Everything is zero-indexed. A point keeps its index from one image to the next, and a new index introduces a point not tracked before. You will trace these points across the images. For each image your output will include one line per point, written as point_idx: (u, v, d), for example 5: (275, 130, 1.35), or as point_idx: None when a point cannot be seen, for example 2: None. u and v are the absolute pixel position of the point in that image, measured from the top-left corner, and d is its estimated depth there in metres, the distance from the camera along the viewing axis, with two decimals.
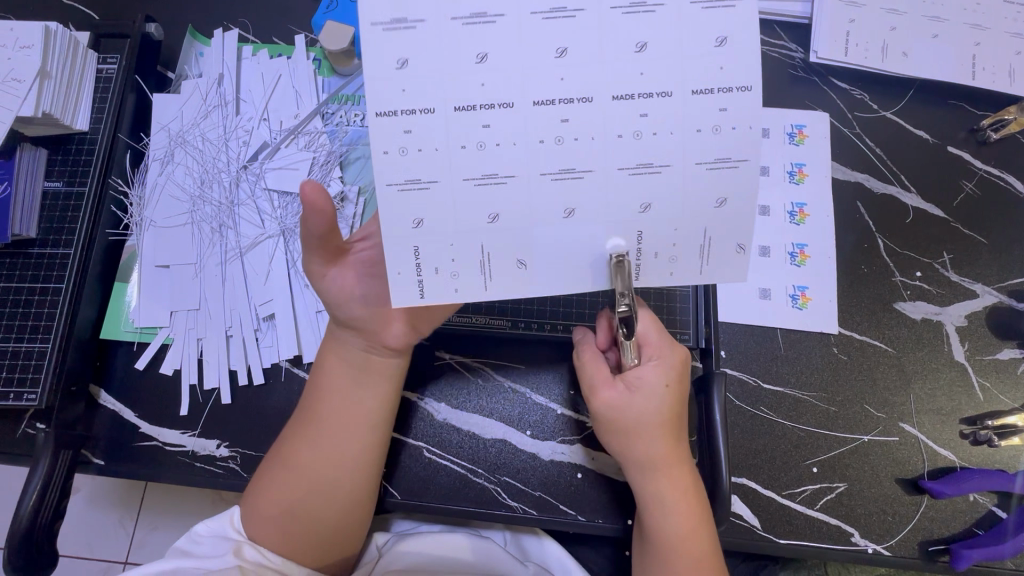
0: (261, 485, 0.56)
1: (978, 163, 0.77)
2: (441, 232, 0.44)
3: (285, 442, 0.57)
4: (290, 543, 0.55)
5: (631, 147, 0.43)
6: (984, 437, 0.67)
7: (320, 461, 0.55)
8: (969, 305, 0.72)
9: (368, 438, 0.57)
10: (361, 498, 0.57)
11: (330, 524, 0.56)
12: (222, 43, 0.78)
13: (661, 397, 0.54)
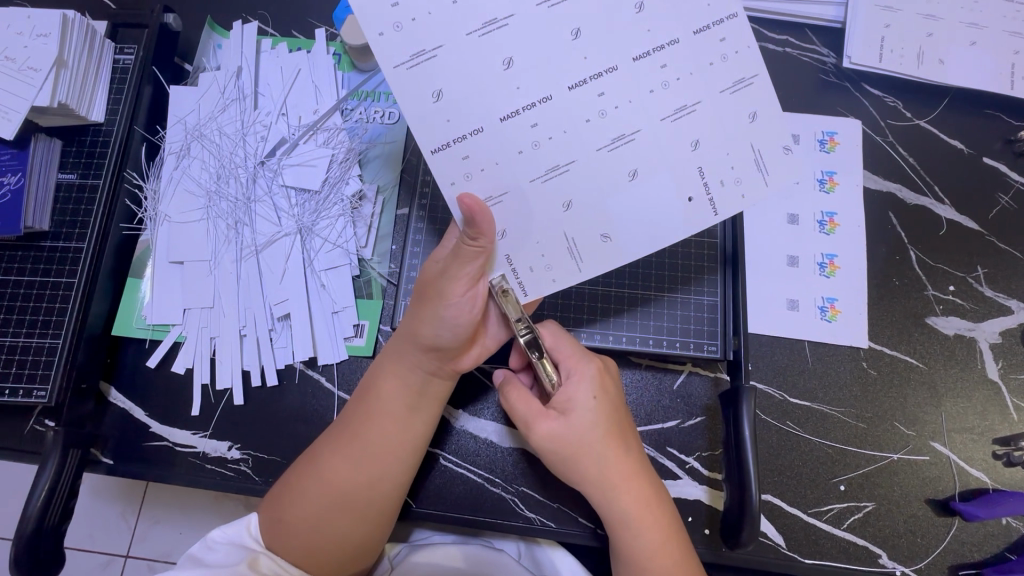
0: (282, 495, 0.54)
1: (1014, 175, 0.75)
2: (522, 234, 0.49)
3: (312, 456, 0.55)
4: (308, 556, 0.53)
5: (662, 99, 0.48)
6: (1018, 459, 0.64)
7: (352, 480, 0.53)
8: (1003, 322, 0.70)
9: (407, 459, 0.55)
10: (389, 515, 0.56)
11: (354, 541, 0.54)
12: (241, 36, 0.77)
13: (598, 412, 0.55)
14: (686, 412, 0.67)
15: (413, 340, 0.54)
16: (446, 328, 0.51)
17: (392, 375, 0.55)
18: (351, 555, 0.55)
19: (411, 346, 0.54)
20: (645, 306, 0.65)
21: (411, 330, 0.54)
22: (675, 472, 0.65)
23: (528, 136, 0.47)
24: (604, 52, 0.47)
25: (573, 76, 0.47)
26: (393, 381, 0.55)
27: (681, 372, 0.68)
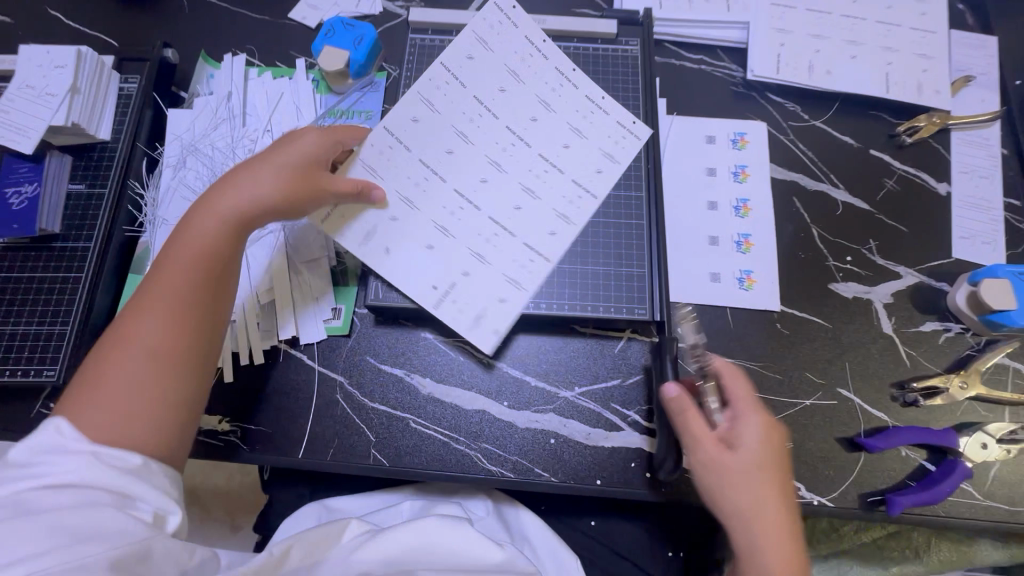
0: (93, 366, 0.55)
1: (897, 163, 0.88)
2: (391, 174, 0.76)
3: (115, 332, 0.57)
4: (106, 413, 0.53)
5: (513, 147, 0.79)
6: (911, 398, 0.75)
7: (152, 335, 0.57)
8: (893, 285, 0.81)
9: (179, 316, 0.59)
10: (189, 372, 0.58)
11: (143, 398, 0.55)
12: (231, 66, 0.89)
13: (715, 445, 0.62)
14: (626, 372, 0.76)
15: (242, 209, 0.64)
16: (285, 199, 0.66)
17: (210, 237, 0.63)
18: (159, 422, 0.55)
19: (230, 217, 0.64)
20: (585, 279, 0.75)
21: (215, 203, 0.64)
22: (619, 424, 0.74)
23: (421, 116, 0.79)
24: (513, 104, 0.81)
25: (484, 104, 0.81)
26: (177, 245, 0.62)
27: (622, 338, 0.78)
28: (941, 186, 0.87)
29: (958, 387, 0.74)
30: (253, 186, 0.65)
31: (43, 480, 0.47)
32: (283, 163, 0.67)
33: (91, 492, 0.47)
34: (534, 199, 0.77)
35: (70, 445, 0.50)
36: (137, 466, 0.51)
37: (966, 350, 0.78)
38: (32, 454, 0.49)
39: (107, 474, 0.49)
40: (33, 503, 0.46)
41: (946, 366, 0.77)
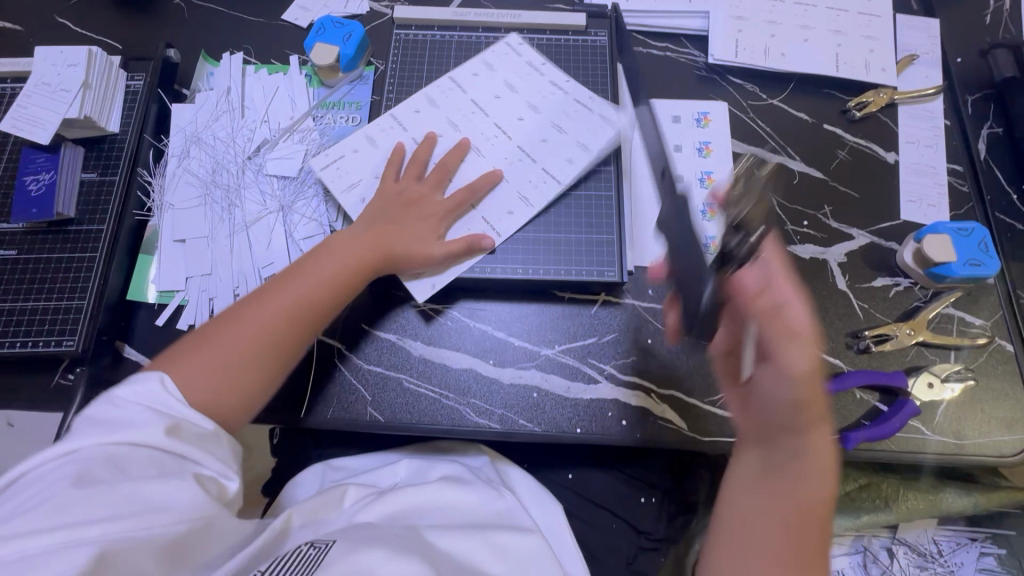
0: (198, 340, 0.67)
1: (849, 136, 0.96)
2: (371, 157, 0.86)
3: (240, 305, 0.71)
4: (199, 381, 0.64)
5: (499, 143, 0.87)
6: (863, 345, 0.81)
7: (271, 323, 0.69)
8: (847, 246, 0.88)
9: (307, 318, 0.71)
10: (274, 358, 0.69)
11: (231, 373, 0.65)
12: (229, 64, 0.96)
13: (813, 376, 0.61)
14: (601, 331, 0.83)
15: (384, 241, 0.77)
16: (410, 243, 0.78)
17: (307, 259, 0.75)
18: (247, 394, 0.67)
19: (381, 256, 0.77)
20: (560, 244, 0.83)
21: (364, 232, 0.77)
22: (596, 378, 0.80)
23: (421, 110, 0.89)
24: (511, 108, 0.89)
25: (480, 104, 0.89)
26: (327, 259, 0.75)
27: (597, 301, 0.84)
28: (890, 156, 0.94)
29: (906, 335, 0.81)
30: (396, 233, 0.78)
31: (129, 437, 0.55)
32: (403, 219, 0.79)
33: (169, 465, 0.56)
34: (520, 199, 0.83)
35: (152, 403, 0.59)
36: (208, 442, 0.60)
37: (914, 302, 0.85)
38: (127, 404, 0.58)
39: (187, 448, 0.57)
40: (117, 465, 0.53)
41: (896, 316, 0.84)
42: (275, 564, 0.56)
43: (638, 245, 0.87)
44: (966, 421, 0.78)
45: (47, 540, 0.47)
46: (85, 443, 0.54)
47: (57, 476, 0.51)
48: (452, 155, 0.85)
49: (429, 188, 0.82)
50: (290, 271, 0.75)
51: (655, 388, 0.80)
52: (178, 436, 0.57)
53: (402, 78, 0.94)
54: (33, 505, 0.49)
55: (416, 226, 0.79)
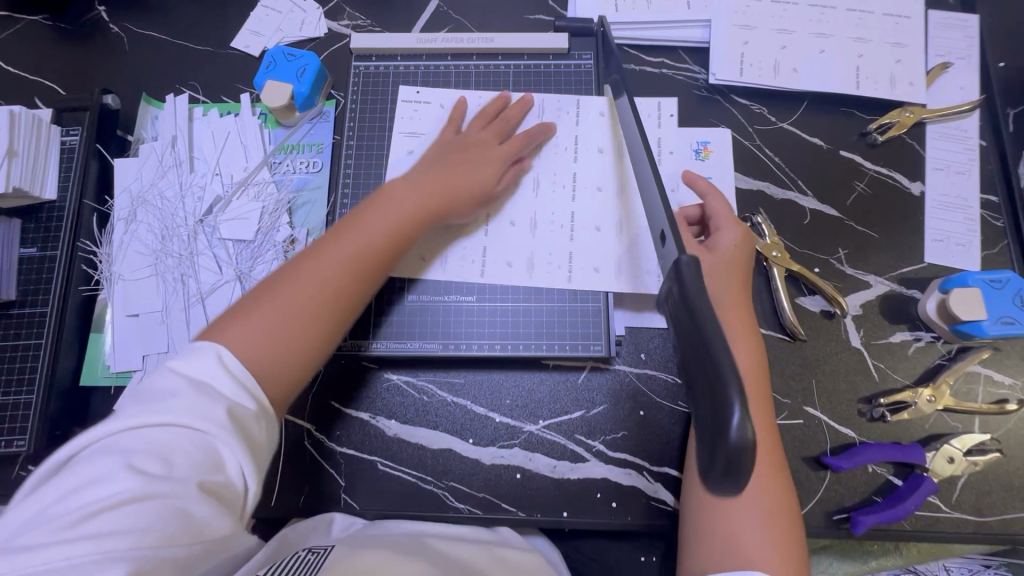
0: (257, 301, 0.60)
1: (868, 164, 0.85)
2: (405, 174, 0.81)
3: (299, 258, 0.64)
4: (269, 346, 0.58)
5: (559, 185, 0.81)
6: (878, 414, 0.74)
7: (338, 278, 0.63)
8: (863, 296, 0.79)
9: (373, 266, 0.65)
10: (349, 308, 0.64)
11: (305, 332, 0.60)
12: (174, 106, 0.87)
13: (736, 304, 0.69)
14: (589, 402, 0.76)
15: (445, 193, 0.72)
16: (471, 189, 0.74)
17: (364, 206, 0.70)
18: (306, 360, 0.60)
19: (441, 206, 0.72)
20: (541, 317, 0.78)
21: (421, 179, 0.72)
22: (584, 455, 0.75)
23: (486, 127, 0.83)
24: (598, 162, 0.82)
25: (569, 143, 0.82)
26: (380, 208, 0.68)
27: (584, 370, 0.78)
28: (915, 186, 0.84)
29: (926, 401, 0.73)
30: (456, 181, 0.73)
31: (173, 424, 0.50)
32: (465, 160, 0.75)
33: (208, 469, 0.49)
34: (528, 259, 0.78)
35: (200, 379, 0.53)
36: (252, 444, 0.53)
37: (937, 360, 0.77)
38: (181, 381, 0.52)
39: (229, 447, 0.50)
40: (164, 460, 0.48)
41: (916, 377, 0.76)
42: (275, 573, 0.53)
43: (632, 314, 0.79)
44: (990, 495, 0.71)
45: (77, 553, 0.43)
46: (135, 426, 0.50)
47: (103, 468, 0.47)
48: (515, 109, 0.81)
49: (488, 134, 0.78)
50: (346, 220, 0.68)
51: (648, 466, 0.74)
52: (226, 430, 0.50)
53: (362, 119, 0.84)
54: (77, 500, 0.46)
55: (483, 173, 0.75)
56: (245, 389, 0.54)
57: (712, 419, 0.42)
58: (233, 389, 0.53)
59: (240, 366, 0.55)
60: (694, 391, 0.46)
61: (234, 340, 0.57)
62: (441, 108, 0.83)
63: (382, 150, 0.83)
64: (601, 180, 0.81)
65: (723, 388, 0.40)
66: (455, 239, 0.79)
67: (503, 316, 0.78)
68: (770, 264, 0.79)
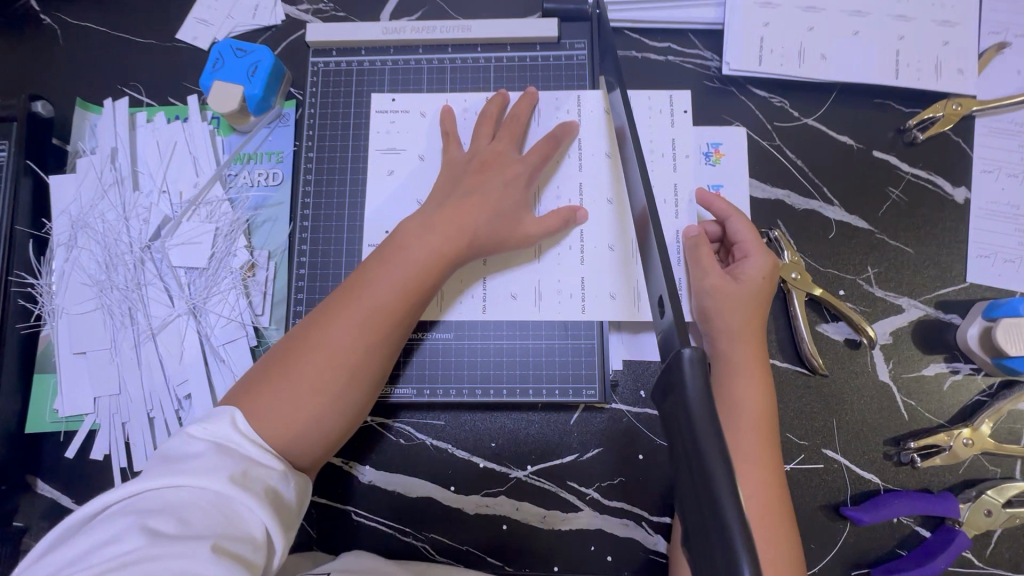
0: (271, 373, 0.55)
1: (905, 166, 0.74)
2: (377, 185, 0.71)
3: (315, 320, 0.57)
4: (280, 428, 0.53)
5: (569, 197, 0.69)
6: (907, 458, 0.66)
7: (357, 346, 0.56)
8: (893, 322, 0.70)
9: (393, 328, 0.58)
10: (369, 377, 0.57)
11: (317, 411, 0.54)
12: (113, 113, 0.77)
13: (747, 335, 0.60)
14: (583, 446, 0.69)
15: (465, 229, 0.61)
16: (494, 222, 0.63)
17: (381, 252, 0.61)
18: (325, 437, 0.55)
19: (463, 245, 0.61)
20: (527, 357, 0.67)
21: (438, 214, 0.62)
22: (576, 504, 0.68)
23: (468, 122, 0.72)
24: (606, 166, 0.70)
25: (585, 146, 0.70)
26: (398, 256, 0.59)
27: (577, 411, 0.70)
28: (958, 192, 0.73)
29: (964, 446, 0.65)
30: (479, 212, 0.63)
31: (191, 483, 0.46)
32: (485, 183, 0.64)
33: (227, 529, 0.45)
34: (533, 288, 0.67)
35: (223, 439, 0.50)
36: (277, 503, 0.48)
37: (976, 396, 0.68)
38: (200, 442, 0.49)
39: (247, 502, 0.46)
40: (179, 519, 0.44)
41: (951, 415, 0.68)
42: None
43: (630, 337, 0.69)
44: None
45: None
46: (151, 486, 0.46)
47: (115, 530, 0.43)
48: (521, 108, 0.70)
49: (505, 144, 0.68)
50: (364, 270, 0.59)
51: (646, 516, 0.67)
52: (247, 489, 0.46)
53: (323, 125, 0.73)
54: (85, 565, 0.42)
55: (506, 197, 0.64)
56: (267, 453, 0.50)
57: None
58: (257, 449, 0.50)
59: (256, 438, 0.50)
60: (688, 539, 0.35)
61: (247, 420, 0.52)
62: (422, 117, 0.72)
63: (351, 166, 0.72)
64: (597, 191, 0.69)
65: (728, 568, 0.30)
66: (475, 276, 0.67)
67: (490, 353, 0.67)
68: (788, 289, 0.69)
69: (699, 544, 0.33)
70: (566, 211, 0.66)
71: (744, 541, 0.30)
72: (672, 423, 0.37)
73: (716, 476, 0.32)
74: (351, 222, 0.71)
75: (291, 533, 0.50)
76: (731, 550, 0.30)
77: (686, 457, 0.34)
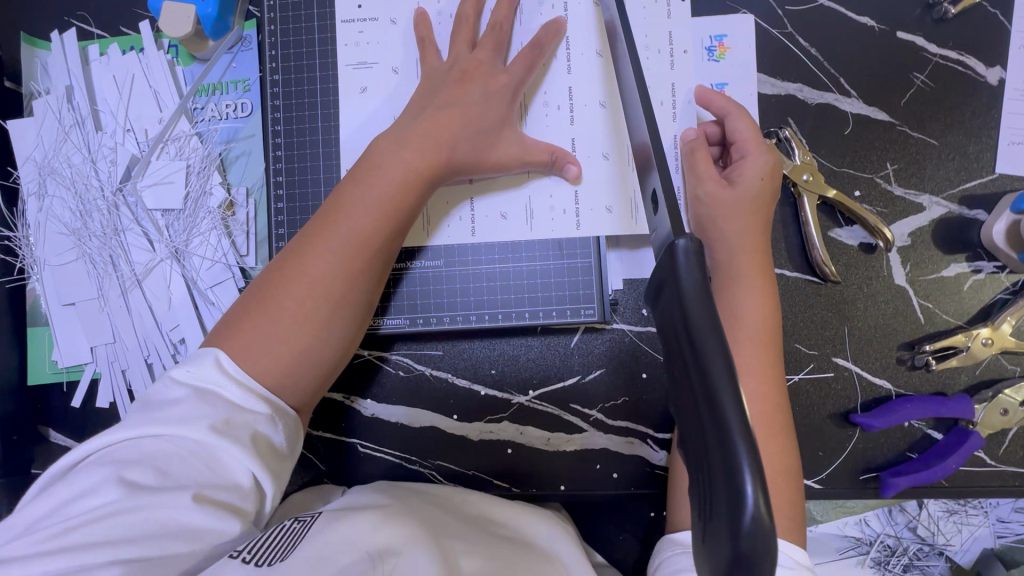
0: (253, 308, 0.54)
1: (933, 47, 0.66)
2: (352, 107, 0.65)
3: (292, 252, 0.56)
4: (270, 361, 0.52)
5: (559, 107, 0.63)
6: (921, 362, 0.64)
7: (338, 275, 0.54)
8: (913, 222, 0.65)
9: (373, 255, 0.56)
10: (354, 306, 0.56)
11: (305, 342, 0.54)
12: (63, 47, 0.71)
13: (747, 243, 0.57)
14: (585, 368, 0.67)
15: (442, 145, 0.58)
16: (475, 139, 0.59)
17: (351, 179, 0.58)
18: (318, 369, 0.55)
19: (443, 166, 0.58)
20: (521, 280, 0.64)
21: (411, 131, 0.58)
22: (580, 425, 0.67)
23: (443, 29, 0.65)
24: (597, 68, 0.63)
25: (573, 47, 0.63)
26: (370, 181, 0.56)
27: (577, 332, 0.68)
28: (991, 73, 0.66)
29: (982, 345, 0.62)
30: (457, 128, 0.58)
31: (173, 433, 0.47)
32: (464, 97, 0.59)
33: (210, 477, 0.47)
34: (525, 207, 0.63)
35: (202, 386, 0.50)
36: (263, 448, 0.50)
37: (998, 294, 0.65)
38: (182, 390, 0.50)
39: (229, 453, 0.47)
40: (159, 470, 0.46)
41: (971, 316, 0.65)
42: (256, 546, 0.46)
43: (630, 253, 0.66)
44: None
45: (62, 564, 0.42)
46: (133, 434, 0.48)
47: (98, 478, 0.45)
48: (501, 7, 0.63)
49: (489, 53, 0.61)
50: (336, 199, 0.57)
51: (651, 433, 0.67)
52: (229, 438, 0.47)
53: (285, 45, 0.67)
54: (68, 510, 0.44)
55: (488, 113, 0.60)
56: (251, 395, 0.51)
57: (710, 494, 0.29)
58: (240, 396, 0.50)
59: (241, 374, 0.51)
60: (683, 445, 0.33)
61: (235, 360, 0.52)
62: (393, 24, 0.65)
63: (320, 86, 0.66)
64: (588, 95, 0.63)
65: (723, 454, 0.28)
66: (460, 197, 0.64)
67: (483, 278, 0.64)
68: (798, 191, 0.65)
69: (697, 440, 0.31)
70: (557, 153, 0.61)
71: (743, 429, 0.28)
72: (669, 329, 0.34)
73: (713, 367, 0.30)
74: (326, 148, 0.66)
75: (281, 474, 0.52)
76: (728, 441, 0.28)
77: (682, 356, 0.32)
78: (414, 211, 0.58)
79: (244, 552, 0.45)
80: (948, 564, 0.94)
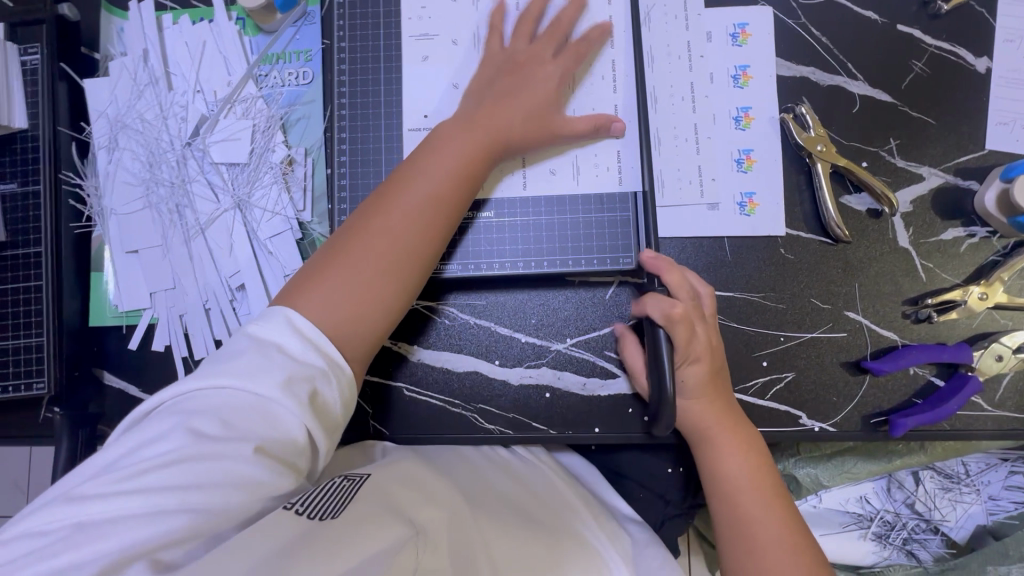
0: (328, 264, 0.58)
1: (928, 39, 0.75)
2: (414, 73, 0.72)
3: (366, 212, 0.60)
4: (344, 308, 0.56)
5: (604, 81, 0.70)
6: (924, 315, 0.70)
7: (410, 232, 0.59)
8: (914, 191, 0.73)
9: (440, 216, 0.61)
10: (420, 267, 0.60)
11: (376, 294, 0.58)
12: (140, 15, 0.77)
13: None
14: (620, 317, 0.73)
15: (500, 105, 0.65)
16: (530, 104, 0.66)
17: (421, 152, 0.63)
18: (383, 322, 0.59)
19: (501, 124, 0.64)
20: (564, 232, 0.70)
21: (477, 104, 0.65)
22: (614, 372, 0.73)
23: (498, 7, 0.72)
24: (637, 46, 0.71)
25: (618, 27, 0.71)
26: (437, 153, 0.62)
27: (612, 284, 0.74)
28: (980, 63, 0.74)
29: (978, 299, 0.69)
30: (515, 95, 0.66)
31: (236, 386, 0.48)
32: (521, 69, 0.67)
33: (268, 433, 0.48)
34: (571, 164, 0.70)
35: (267, 343, 0.51)
36: (319, 407, 0.51)
37: (991, 256, 0.72)
38: (246, 343, 0.51)
39: (288, 410, 0.48)
40: (222, 421, 0.47)
41: (966, 275, 0.72)
42: (309, 499, 0.49)
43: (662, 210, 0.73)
44: None
45: (133, 505, 0.43)
46: (198, 386, 0.49)
47: (164, 427, 0.47)
48: None
49: (543, 34, 0.69)
50: (405, 170, 0.62)
51: None
52: (290, 395, 0.48)
53: (352, 14, 0.72)
54: (135, 455, 0.46)
55: (544, 81, 0.67)
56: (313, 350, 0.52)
57: None
58: (301, 350, 0.52)
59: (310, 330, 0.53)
60: None
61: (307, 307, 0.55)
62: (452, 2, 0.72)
63: (383, 54, 0.72)
64: (629, 68, 0.70)
65: None
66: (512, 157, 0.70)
67: (531, 229, 0.70)
68: (813, 160, 0.72)
69: None
70: (605, 118, 0.68)
71: None
72: None
73: None
74: (387, 108, 0.72)
75: (334, 432, 0.53)
76: None
77: None
78: (474, 182, 0.64)
79: (297, 503, 0.48)
80: (942, 539, 0.99)
